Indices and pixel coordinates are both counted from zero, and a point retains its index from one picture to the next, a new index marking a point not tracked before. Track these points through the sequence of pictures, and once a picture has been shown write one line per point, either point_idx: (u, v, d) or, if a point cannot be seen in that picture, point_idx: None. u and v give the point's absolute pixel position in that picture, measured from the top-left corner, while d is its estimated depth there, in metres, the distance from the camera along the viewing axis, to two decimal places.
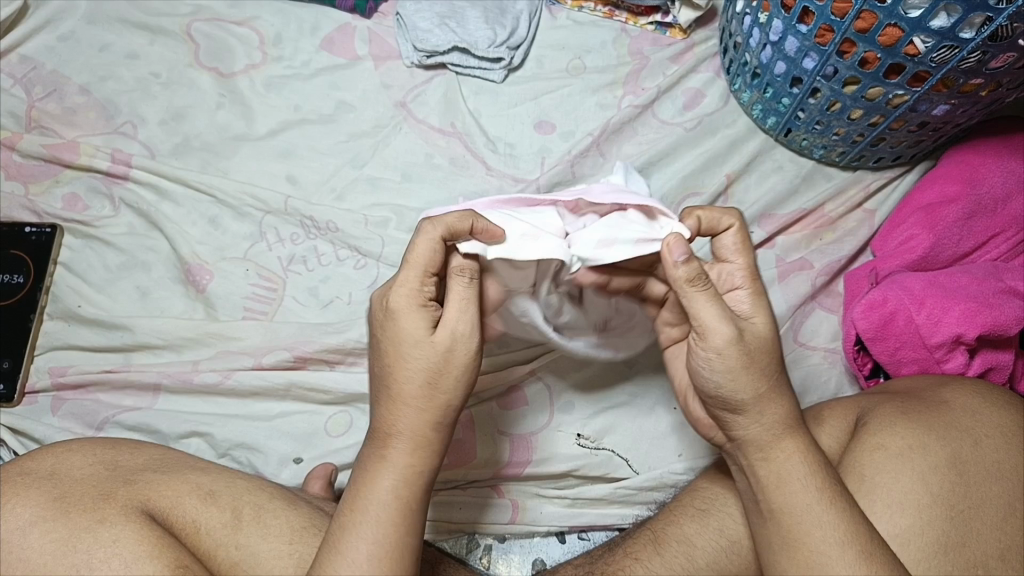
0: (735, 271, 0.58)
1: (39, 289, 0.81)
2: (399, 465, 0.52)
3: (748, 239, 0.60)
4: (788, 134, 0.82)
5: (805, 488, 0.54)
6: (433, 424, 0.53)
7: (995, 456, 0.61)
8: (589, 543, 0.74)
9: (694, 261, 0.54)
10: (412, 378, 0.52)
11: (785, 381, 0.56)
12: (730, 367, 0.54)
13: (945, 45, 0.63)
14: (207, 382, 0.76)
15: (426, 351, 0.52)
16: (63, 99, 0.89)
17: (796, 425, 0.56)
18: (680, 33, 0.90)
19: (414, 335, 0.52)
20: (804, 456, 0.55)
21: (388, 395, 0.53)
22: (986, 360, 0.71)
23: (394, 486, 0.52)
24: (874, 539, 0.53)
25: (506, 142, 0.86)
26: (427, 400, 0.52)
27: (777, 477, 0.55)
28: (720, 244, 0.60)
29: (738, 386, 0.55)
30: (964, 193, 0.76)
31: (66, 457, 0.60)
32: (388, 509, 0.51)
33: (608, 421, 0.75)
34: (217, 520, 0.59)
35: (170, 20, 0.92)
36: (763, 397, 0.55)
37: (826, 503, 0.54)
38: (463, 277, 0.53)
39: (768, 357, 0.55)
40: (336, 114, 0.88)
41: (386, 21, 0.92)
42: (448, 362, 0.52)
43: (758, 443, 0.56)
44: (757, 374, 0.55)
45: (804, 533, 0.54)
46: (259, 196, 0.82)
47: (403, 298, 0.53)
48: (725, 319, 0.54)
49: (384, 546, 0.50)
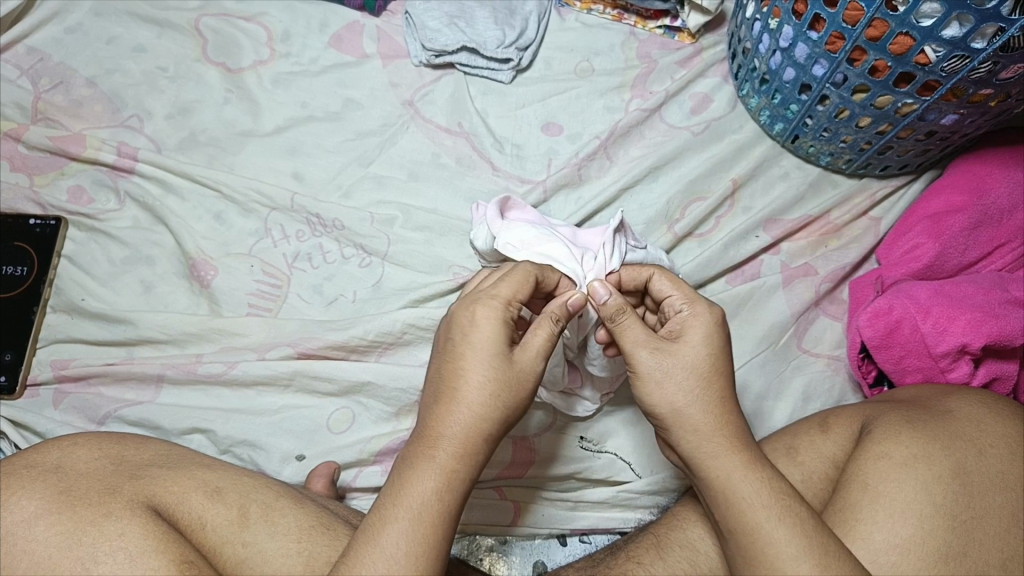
0: (675, 301, 0.60)
1: (43, 282, 0.80)
2: (447, 470, 0.52)
3: (677, 277, 0.61)
4: (794, 140, 0.82)
5: (753, 504, 0.53)
6: (487, 435, 0.53)
7: (1000, 466, 0.61)
8: (590, 546, 0.74)
9: (617, 297, 0.58)
10: (482, 384, 0.53)
11: (717, 395, 0.56)
12: (647, 385, 0.57)
13: (956, 54, 0.63)
14: (211, 375, 0.76)
15: (502, 361, 0.54)
16: (69, 92, 0.89)
17: (734, 441, 0.55)
18: (689, 38, 0.90)
19: (495, 346, 0.54)
20: (749, 472, 0.54)
21: (450, 397, 0.53)
22: (990, 370, 0.72)
23: (438, 490, 0.51)
24: (830, 549, 0.52)
25: (514, 143, 0.86)
26: (491, 410, 0.53)
27: (725, 496, 0.54)
28: (654, 286, 0.62)
29: (655, 399, 0.57)
30: (970, 203, 0.76)
31: (70, 451, 0.60)
32: (430, 512, 0.51)
33: (612, 424, 0.75)
34: (224, 517, 0.59)
35: (178, 15, 0.92)
36: (682, 410, 0.56)
37: (775, 519, 0.52)
38: (554, 321, 0.57)
39: (690, 372, 0.56)
40: (343, 112, 0.88)
41: (394, 20, 0.92)
42: (518, 380, 0.54)
43: (699, 463, 0.56)
44: (676, 388, 0.56)
45: (759, 550, 0.52)
46: (266, 193, 0.82)
47: (493, 310, 0.55)
48: (641, 344, 0.57)
49: (418, 546, 0.50)
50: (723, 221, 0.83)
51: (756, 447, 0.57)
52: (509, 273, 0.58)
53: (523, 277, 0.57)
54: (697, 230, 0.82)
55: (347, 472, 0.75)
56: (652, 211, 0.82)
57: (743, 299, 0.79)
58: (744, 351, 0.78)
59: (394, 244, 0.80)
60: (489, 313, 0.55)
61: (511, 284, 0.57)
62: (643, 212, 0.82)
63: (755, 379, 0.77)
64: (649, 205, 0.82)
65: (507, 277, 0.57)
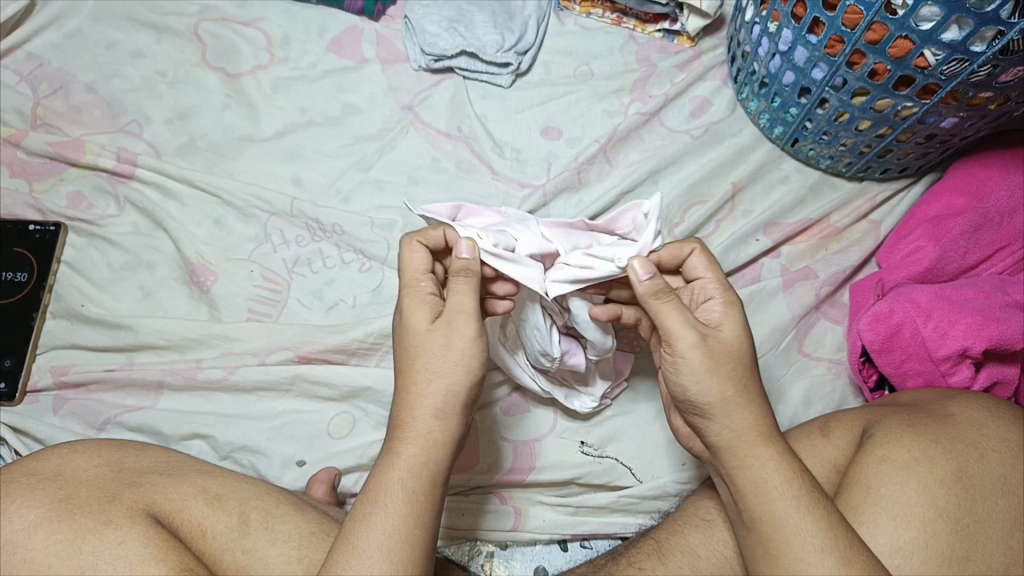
0: (708, 285, 0.60)
1: (42, 288, 0.80)
2: (406, 456, 0.53)
3: (715, 259, 0.61)
4: (794, 144, 0.82)
5: (782, 494, 0.54)
6: (436, 414, 0.54)
7: (1002, 470, 0.60)
8: (591, 552, 0.74)
9: (660, 276, 0.58)
10: (417, 368, 0.55)
11: (755, 388, 0.57)
12: (695, 371, 0.56)
13: (955, 58, 0.63)
14: (210, 380, 0.76)
15: (429, 339, 0.55)
16: (68, 97, 0.89)
17: (769, 432, 0.56)
18: (688, 41, 0.90)
19: (421, 328, 0.56)
20: (780, 462, 0.55)
21: (399, 391, 0.56)
22: (991, 373, 0.71)
23: (403, 478, 0.52)
24: (853, 545, 0.53)
25: (513, 148, 0.86)
26: (433, 389, 0.54)
27: (754, 483, 0.55)
28: (689, 265, 0.61)
29: (702, 389, 0.56)
30: (970, 206, 0.76)
31: (70, 458, 0.60)
32: (399, 500, 0.52)
33: (612, 429, 0.75)
34: (224, 524, 0.59)
35: (178, 20, 0.92)
36: (731, 402, 0.56)
37: (804, 509, 0.53)
38: (462, 275, 0.56)
39: (735, 363, 0.56)
40: (342, 116, 0.87)
41: (393, 25, 0.92)
42: (448, 349, 0.55)
43: (732, 450, 0.56)
44: (724, 378, 0.56)
45: (782, 540, 0.53)
46: (265, 198, 0.82)
47: (411, 297, 0.57)
48: (691, 329, 0.56)
49: (394, 537, 0.50)
50: (724, 225, 0.83)
51: (785, 439, 0.58)
52: (408, 249, 0.59)
53: (417, 255, 0.58)
54: (698, 233, 0.82)
55: (348, 478, 0.74)
56: None
57: (743, 303, 0.79)
58: None
59: (394, 249, 0.80)
60: (411, 302, 0.57)
61: (411, 266, 0.58)
62: None
63: None
64: None
65: (405, 260, 0.59)
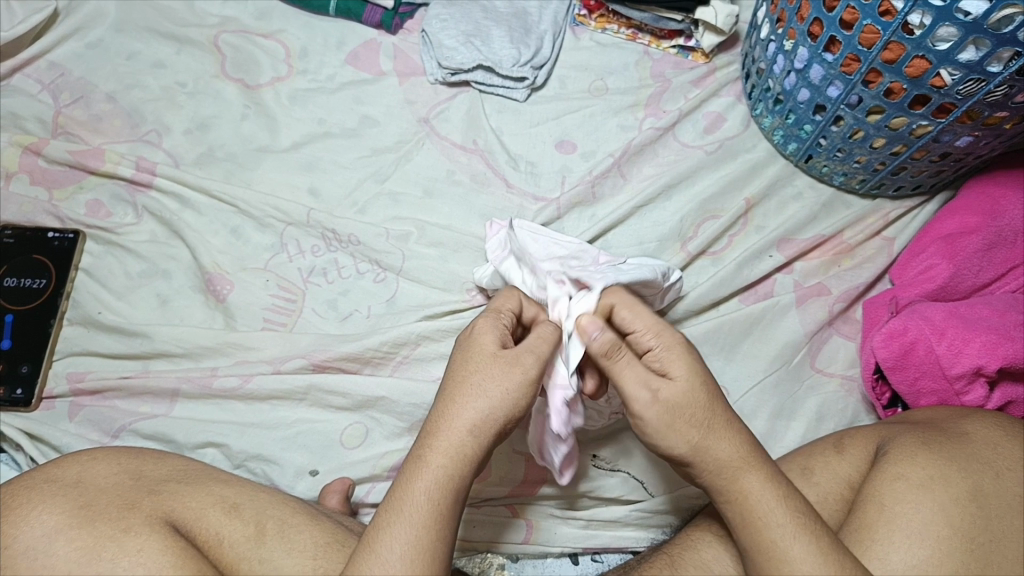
0: (643, 335, 0.59)
1: (60, 295, 0.81)
2: (436, 468, 0.53)
3: (642, 305, 0.60)
4: (808, 160, 0.83)
5: (770, 523, 0.55)
6: (472, 434, 0.55)
7: (1017, 489, 0.60)
8: (602, 565, 0.74)
9: (608, 333, 0.57)
10: (471, 380, 0.56)
11: (723, 422, 0.57)
12: (657, 429, 0.56)
13: (972, 78, 0.63)
14: (226, 388, 0.76)
15: (490, 361, 0.57)
16: (89, 107, 0.90)
17: (751, 462, 0.56)
18: (702, 58, 0.90)
19: (485, 348, 0.58)
20: (767, 492, 0.55)
21: (444, 399, 0.56)
22: (1005, 393, 0.71)
23: (429, 489, 0.53)
24: (846, 568, 0.53)
25: (528, 161, 0.86)
26: (478, 406, 0.55)
27: (745, 516, 0.56)
28: (619, 319, 0.60)
29: (670, 442, 0.56)
30: (984, 224, 0.76)
31: (90, 465, 0.60)
32: (423, 512, 0.52)
33: (625, 443, 0.75)
34: (241, 533, 0.59)
35: (197, 31, 0.93)
36: (701, 446, 0.56)
37: (791, 537, 0.54)
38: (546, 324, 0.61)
39: (695, 409, 0.56)
40: (359, 128, 0.88)
41: (410, 38, 0.93)
42: (508, 376, 0.56)
43: (719, 485, 0.57)
44: (686, 427, 0.56)
45: (777, 570, 0.54)
46: (282, 208, 0.83)
47: (487, 321, 0.60)
48: (642, 385, 0.56)
49: (415, 548, 0.51)
50: (737, 240, 0.83)
51: (773, 463, 0.58)
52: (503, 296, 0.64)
53: (515, 299, 0.63)
54: (712, 248, 0.83)
55: (361, 487, 0.74)
56: (666, 228, 0.82)
57: (756, 318, 0.79)
58: (757, 370, 0.78)
59: (409, 259, 0.81)
60: (484, 323, 0.60)
61: (500, 305, 0.63)
62: (656, 229, 0.82)
63: (768, 398, 0.77)
64: (662, 223, 0.82)
65: (498, 298, 0.63)
